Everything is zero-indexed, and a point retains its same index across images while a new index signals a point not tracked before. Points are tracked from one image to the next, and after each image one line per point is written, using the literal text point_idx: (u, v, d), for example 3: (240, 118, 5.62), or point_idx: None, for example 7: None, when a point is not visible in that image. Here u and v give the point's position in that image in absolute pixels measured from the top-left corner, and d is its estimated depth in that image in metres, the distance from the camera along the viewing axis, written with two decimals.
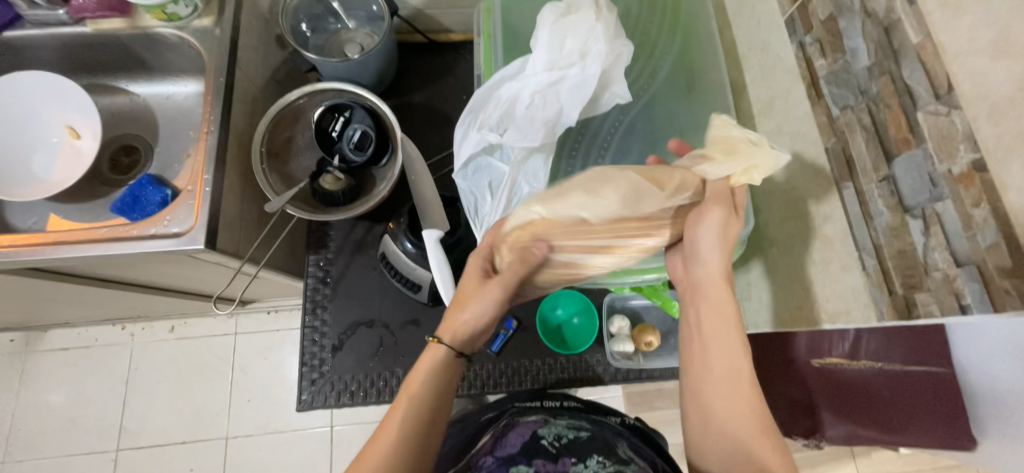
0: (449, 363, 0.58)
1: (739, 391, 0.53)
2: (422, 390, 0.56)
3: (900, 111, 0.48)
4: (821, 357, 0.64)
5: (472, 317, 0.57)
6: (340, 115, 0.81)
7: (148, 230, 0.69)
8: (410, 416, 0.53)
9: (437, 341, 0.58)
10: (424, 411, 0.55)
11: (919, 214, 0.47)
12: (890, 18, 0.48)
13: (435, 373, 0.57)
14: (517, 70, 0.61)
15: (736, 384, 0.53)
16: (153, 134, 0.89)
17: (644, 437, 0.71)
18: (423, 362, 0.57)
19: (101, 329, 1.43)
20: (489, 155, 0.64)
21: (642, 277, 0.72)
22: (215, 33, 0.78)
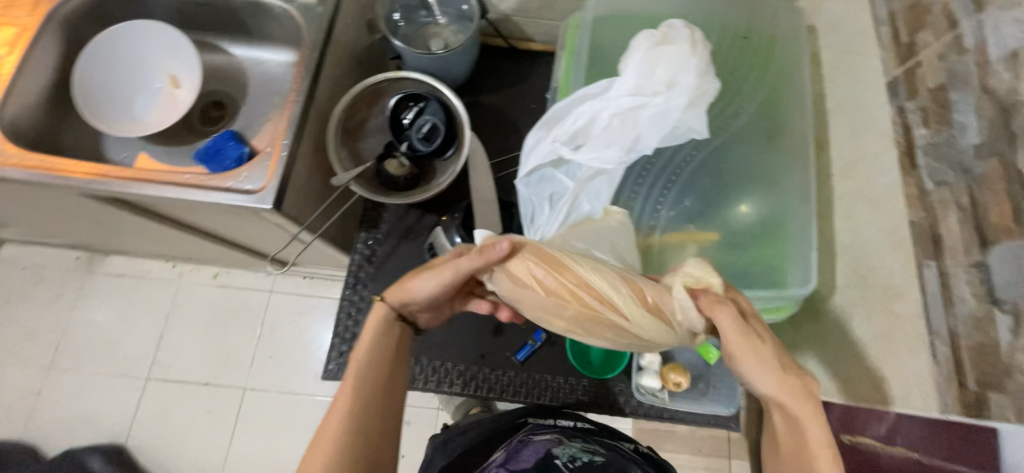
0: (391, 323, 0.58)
1: None
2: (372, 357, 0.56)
3: (1006, 197, 0.45)
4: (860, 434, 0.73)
5: (425, 290, 0.56)
6: (415, 104, 0.83)
7: (224, 183, 0.74)
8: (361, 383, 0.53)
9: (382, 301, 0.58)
10: (377, 369, 0.55)
11: (1010, 309, 0.44)
12: (1012, 99, 0.45)
13: (379, 343, 0.57)
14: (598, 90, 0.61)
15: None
16: (242, 94, 0.95)
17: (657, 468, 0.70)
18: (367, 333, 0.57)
19: (155, 263, 1.53)
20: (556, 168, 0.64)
21: None
22: (316, 11, 0.82)
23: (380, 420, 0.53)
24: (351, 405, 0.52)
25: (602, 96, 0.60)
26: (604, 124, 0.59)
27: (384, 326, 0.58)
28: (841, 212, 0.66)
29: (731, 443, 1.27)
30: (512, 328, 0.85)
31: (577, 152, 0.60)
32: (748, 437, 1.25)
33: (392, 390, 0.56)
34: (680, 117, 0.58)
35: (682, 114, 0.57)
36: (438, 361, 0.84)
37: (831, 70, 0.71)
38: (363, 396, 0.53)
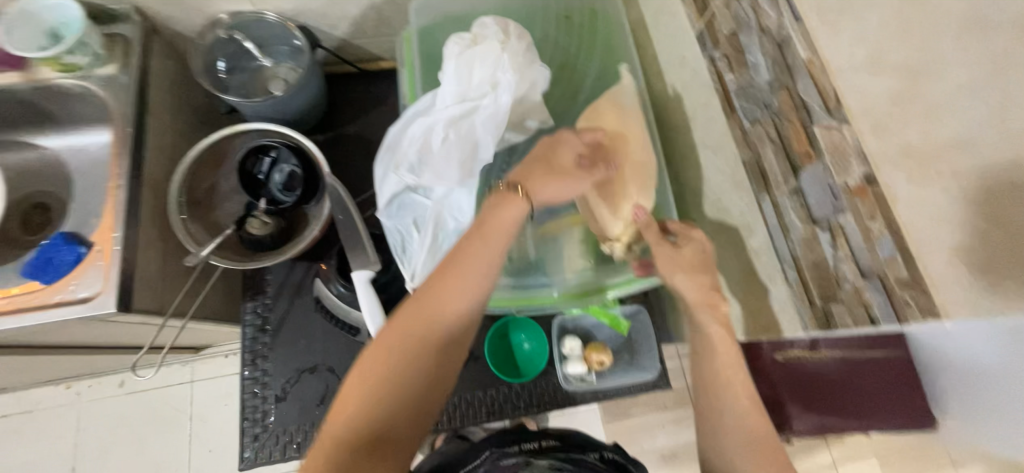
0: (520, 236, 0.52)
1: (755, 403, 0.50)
2: (437, 313, 0.47)
3: (800, 125, 0.48)
4: None
5: (571, 189, 0.55)
6: (265, 156, 0.78)
7: (52, 297, 0.65)
8: (439, 321, 0.47)
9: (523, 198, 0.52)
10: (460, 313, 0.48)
11: (826, 226, 0.47)
12: (781, 34, 0.48)
13: (459, 296, 0.47)
14: (428, 105, 0.61)
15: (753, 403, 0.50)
16: (68, 188, 0.84)
17: None
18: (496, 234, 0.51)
19: (43, 391, 1.34)
20: (413, 192, 0.63)
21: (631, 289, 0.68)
22: (120, 81, 0.74)
23: (418, 386, 0.45)
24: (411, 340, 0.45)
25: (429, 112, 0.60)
26: (436, 138, 0.59)
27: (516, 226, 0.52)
28: (695, 163, 0.70)
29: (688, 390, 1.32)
30: None
31: (422, 175, 0.59)
32: None
33: (448, 358, 0.47)
34: (511, 113, 0.59)
35: (513, 110, 0.59)
36: None
37: (655, 31, 0.74)
38: (407, 353, 0.45)
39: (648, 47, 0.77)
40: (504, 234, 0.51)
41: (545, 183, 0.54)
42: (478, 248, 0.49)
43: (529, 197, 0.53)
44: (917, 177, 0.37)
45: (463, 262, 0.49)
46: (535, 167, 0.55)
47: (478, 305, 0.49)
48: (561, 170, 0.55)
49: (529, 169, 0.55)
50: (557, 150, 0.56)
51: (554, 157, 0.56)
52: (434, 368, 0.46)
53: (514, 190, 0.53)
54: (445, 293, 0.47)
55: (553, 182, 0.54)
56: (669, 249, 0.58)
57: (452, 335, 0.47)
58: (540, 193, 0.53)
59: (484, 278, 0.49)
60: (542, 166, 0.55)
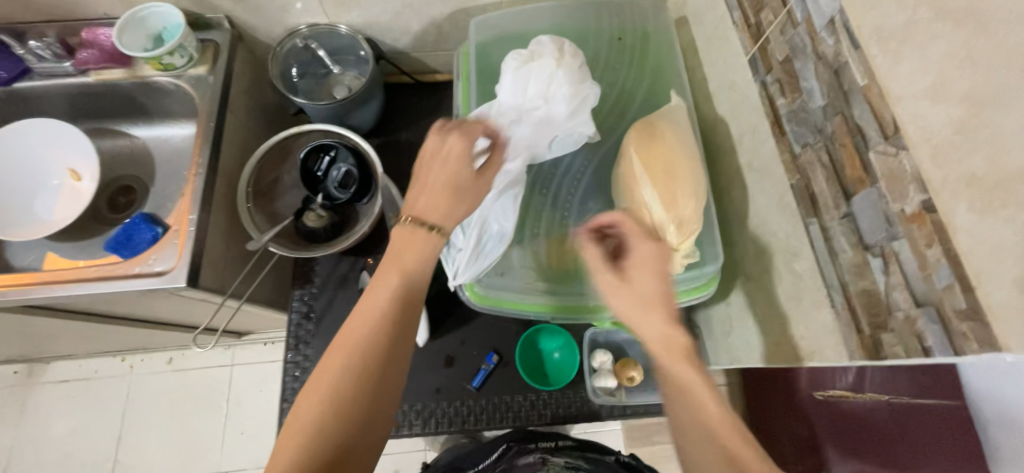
0: (417, 256, 0.52)
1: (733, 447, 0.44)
2: (352, 351, 0.47)
3: (855, 150, 0.48)
4: (825, 391, 0.86)
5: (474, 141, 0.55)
6: (324, 154, 0.83)
7: (132, 270, 0.72)
8: (353, 360, 0.47)
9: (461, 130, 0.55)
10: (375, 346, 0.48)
11: (878, 252, 0.47)
12: (838, 61, 0.48)
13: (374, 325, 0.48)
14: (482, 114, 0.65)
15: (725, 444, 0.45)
16: (152, 174, 0.93)
17: None
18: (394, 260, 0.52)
19: (102, 361, 1.45)
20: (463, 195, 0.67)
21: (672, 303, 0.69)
22: (208, 81, 0.82)
23: (351, 425, 0.45)
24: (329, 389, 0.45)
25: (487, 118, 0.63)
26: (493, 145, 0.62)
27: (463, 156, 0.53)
28: (739, 185, 0.70)
29: None
30: (463, 356, 0.84)
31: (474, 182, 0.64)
32: None
33: (382, 384, 0.48)
34: (563, 125, 0.62)
35: (566, 122, 0.62)
36: None
37: (706, 55, 0.76)
38: (332, 399, 0.45)
39: (697, 70, 0.78)
40: (398, 265, 0.51)
41: (450, 212, 0.53)
42: (388, 281, 0.50)
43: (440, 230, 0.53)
44: (979, 205, 0.36)
45: (372, 300, 0.50)
46: (436, 194, 0.53)
47: (384, 354, 0.48)
48: (463, 190, 0.53)
49: (426, 193, 0.53)
50: (456, 172, 0.53)
51: (462, 177, 0.53)
52: (348, 429, 0.45)
53: (418, 224, 0.53)
54: (361, 327, 0.48)
55: (451, 209, 0.53)
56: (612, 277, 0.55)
57: (376, 380, 0.47)
58: (447, 220, 0.53)
59: (399, 300, 0.50)
60: (444, 188, 0.53)
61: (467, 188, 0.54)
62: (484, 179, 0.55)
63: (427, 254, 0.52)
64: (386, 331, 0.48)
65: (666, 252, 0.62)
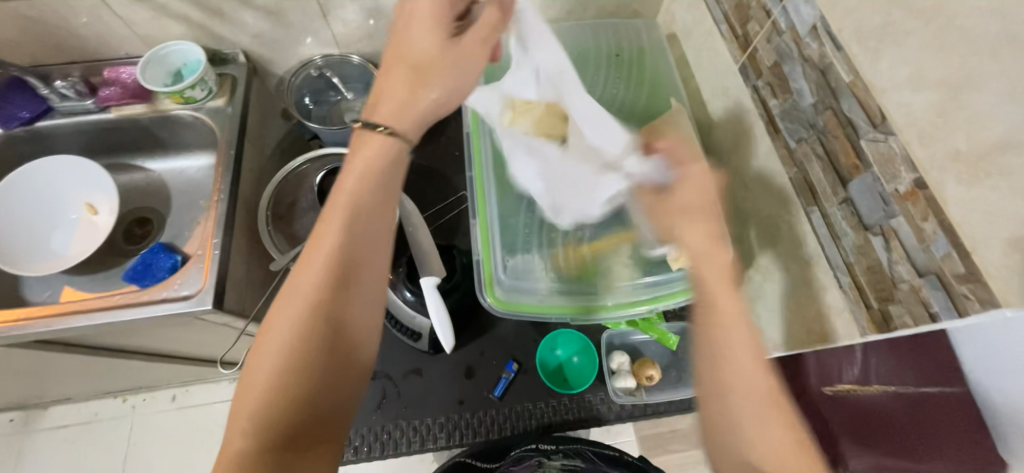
0: (360, 178, 0.49)
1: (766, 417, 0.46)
2: (310, 285, 0.46)
3: (847, 140, 0.53)
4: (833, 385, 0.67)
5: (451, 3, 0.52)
6: (340, 177, 0.86)
7: (159, 294, 0.73)
8: (302, 309, 0.45)
9: None
10: (322, 288, 0.46)
11: (878, 231, 0.51)
12: (824, 62, 0.54)
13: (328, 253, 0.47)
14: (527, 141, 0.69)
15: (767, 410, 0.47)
16: (167, 205, 0.95)
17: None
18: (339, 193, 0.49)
19: (103, 402, 1.41)
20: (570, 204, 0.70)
21: (682, 299, 0.73)
22: (226, 112, 0.86)
23: (317, 357, 0.45)
24: (280, 343, 0.44)
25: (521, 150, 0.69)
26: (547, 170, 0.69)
27: (430, 23, 0.51)
28: (739, 184, 0.75)
29: None
30: (484, 366, 0.85)
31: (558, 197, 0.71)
32: None
33: (348, 314, 0.48)
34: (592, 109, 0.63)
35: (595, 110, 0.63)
36: (416, 419, 0.82)
37: (697, 67, 0.82)
38: (293, 336, 0.44)
39: (690, 81, 0.84)
40: (346, 189, 0.49)
41: (409, 101, 0.51)
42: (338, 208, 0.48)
43: (391, 130, 0.50)
44: (966, 178, 0.41)
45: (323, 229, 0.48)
46: (400, 78, 0.51)
47: (332, 295, 0.47)
48: (424, 71, 0.51)
49: (394, 77, 0.52)
50: (416, 48, 0.51)
51: (423, 56, 0.51)
52: (307, 377, 0.44)
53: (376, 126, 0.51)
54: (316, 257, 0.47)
55: (414, 98, 0.51)
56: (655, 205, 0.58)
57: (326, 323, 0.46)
58: (402, 125, 0.51)
59: (353, 225, 0.48)
60: (406, 77, 0.51)
61: (429, 64, 0.51)
62: (457, 55, 0.51)
63: (368, 168, 0.49)
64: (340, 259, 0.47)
65: (681, 247, 0.66)
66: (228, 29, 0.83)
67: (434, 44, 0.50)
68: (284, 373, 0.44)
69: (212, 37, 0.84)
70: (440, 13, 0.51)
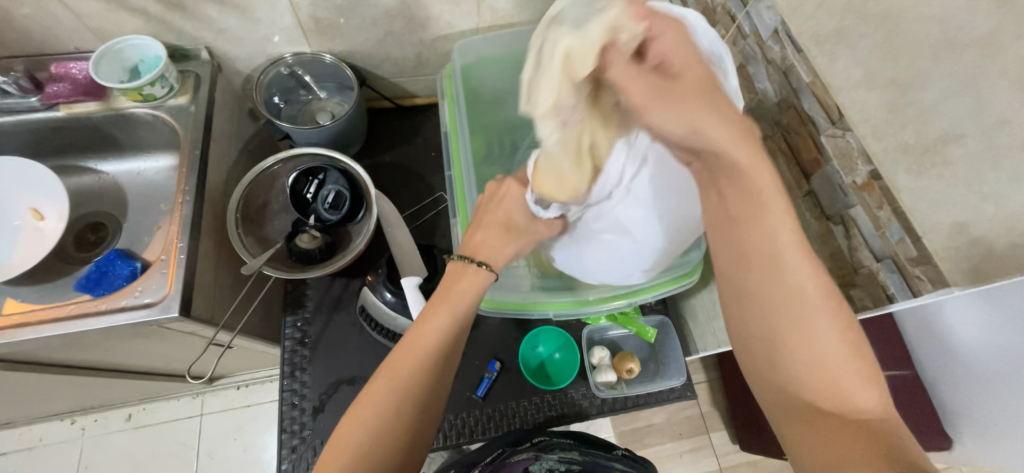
0: (472, 291, 0.59)
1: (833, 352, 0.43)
2: (417, 360, 0.52)
3: (809, 136, 0.56)
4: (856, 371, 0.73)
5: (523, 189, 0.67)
6: (314, 178, 0.83)
7: (118, 303, 0.69)
8: (412, 377, 0.51)
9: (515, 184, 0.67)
10: (428, 366, 0.53)
11: (839, 220, 0.54)
12: (786, 63, 0.57)
13: (431, 347, 0.53)
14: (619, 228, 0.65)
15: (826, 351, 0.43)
16: (124, 210, 0.89)
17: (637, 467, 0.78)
18: (453, 297, 0.58)
19: (47, 426, 1.30)
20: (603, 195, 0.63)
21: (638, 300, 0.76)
22: (189, 110, 0.82)
23: (410, 422, 0.50)
24: (385, 399, 0.50)
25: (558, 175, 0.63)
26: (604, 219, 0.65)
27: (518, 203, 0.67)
28: None
29: (704, 418, 1.32)
30: (466, 367, 0.85)
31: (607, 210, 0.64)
32: (716, 405, 1.32)
33: (439, 394, 0.54)
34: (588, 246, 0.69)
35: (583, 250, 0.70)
36: None
37: None
38: (398, 397, 0.50)
39: None
40: (458, 291, 0.58)
41: (501, 249, 0.64)
42: (445, 307, 0.56)
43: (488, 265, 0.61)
44: (915, 168, 0.44)
45: (431, 324, 0.55)
46: (493, 233, 0.65)
47: (435, 377, 0.53)
48: (517, 233, 0.66)
49: (491, 232, 0.65)
50: (513, 215, 0.66)
51: (518, 219, 0.67)
52: (401, 439, 0.49)
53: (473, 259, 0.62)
54: (415, 353, 0.53)
55: (504, 247, 0.65)
56: (498, 233, 0.65)
57: (426, 398, 0.52)
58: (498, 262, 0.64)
59: (456, 323, 0.56)
60: (502, 233, 0.65)
61: (518, 229, 0.66)
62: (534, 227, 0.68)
63: (475, 285, 0.60)
64: (441, 355, 0.54)
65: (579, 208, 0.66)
66: (190, 23, 0.79)
67: (528, 212, 0.67)
68: (383, 427, 0.49)
69: (172, 32, 0.80)
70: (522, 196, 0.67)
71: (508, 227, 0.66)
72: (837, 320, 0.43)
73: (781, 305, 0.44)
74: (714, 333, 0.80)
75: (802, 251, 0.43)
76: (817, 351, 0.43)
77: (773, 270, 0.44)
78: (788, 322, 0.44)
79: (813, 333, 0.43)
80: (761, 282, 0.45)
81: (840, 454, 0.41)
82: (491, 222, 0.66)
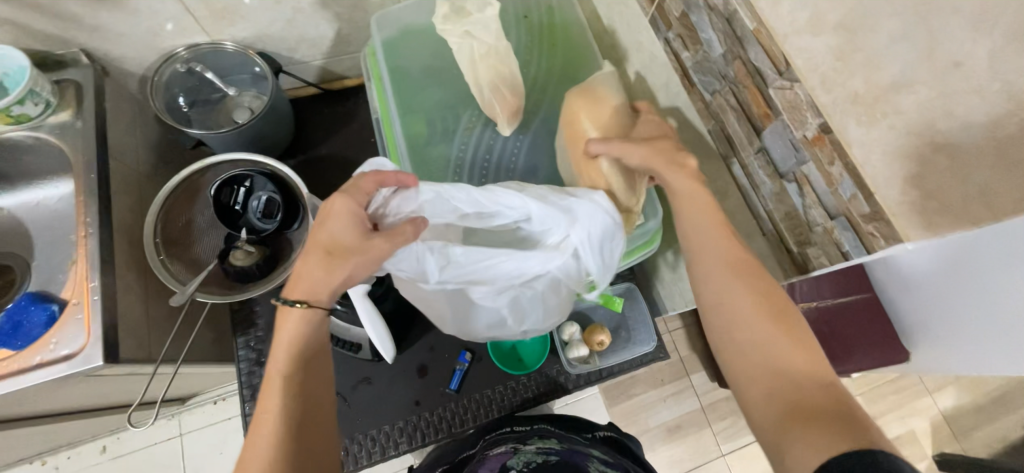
0: (310, 329, 0.52)
1: (768, 316, 0.49)
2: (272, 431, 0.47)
3: (757, 89, 0.52)
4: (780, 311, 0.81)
5: (354, 201, 0.53)
6: (240, 186, 0.76)
7: (33, 359, 0.62)
8: (276, 447, 0.46)
9: (344, 195, 0.53)
10: (289, 431, 0.47)
11: (792, 178, 0.52)
12: (728, 10, 0.51)
13: (270, 443, 0.46)
14: (517, 268, 0.59)
15: (766, 313, 0.49)
16: (30, 247, 0.80)
17: (615, 444, 0.77)
18: (284, 342, 0.51)
19: (16, 471, 1.24)
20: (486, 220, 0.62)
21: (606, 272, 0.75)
22: (75, 127, 0.71)
23: None
24: None
25: (420, 196, 0.59)
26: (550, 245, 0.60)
27: (348, 220, 0.53)
28: None
29: (683, 363, 1.36)
30: (436, 362, 0.82)
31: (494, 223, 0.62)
32: (693, 350, 1.35)
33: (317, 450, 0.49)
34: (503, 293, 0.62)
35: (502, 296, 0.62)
36: (372, 428, 0.79)
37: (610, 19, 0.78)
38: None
39: (606, 36, 0.80)
40: (284, 370, 0.50)
41: (316, 282, 0.51)
42: (280, 363, 0.50)
43: (309, 304, 0.51)
44: (865, 120, 0.41)
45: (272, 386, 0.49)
46: (312, 262, 0.51)
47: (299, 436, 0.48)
48: (343, 255, 0.51)
49: (309, 262, 0.51)
50: (337, 236, 0.52)
51: (345, 239, 0.52)
52: None
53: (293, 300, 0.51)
54: (263, 436, 0.47)
55: (328, 278, 0.51)
56: (318, 260, 0.51)
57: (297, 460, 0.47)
58: (322, 298, 0.51)
59: (297, 401, 0.49)
60: (319, 260, 0.51)
61: (349, 251, 0.51)
62: (371, 244, 0.52)
63: (307, 324, 0.51)
64: (290, 440, 0.47)
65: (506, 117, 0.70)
66: (52, 24, 0.67)
67: (356, 229, 0.52)
68: None
69: (33, 36, 0.68)
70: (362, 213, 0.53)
71: (329, 249, 0.51)
72: (752, 289, 0.51)
73: (703, 280, 0.54)
74: (681, 293, 0.80)
75: (724, 236, 0.54)
76: (747, 320, 0.50)
77: (700, 245, 0.55)
78: (724, 288, 0.52)
79: (734, 305, 0.51)
80: (698, 263, 0.55)
81: (805, 427, 0.42)
82: (312, 244, 0.52)
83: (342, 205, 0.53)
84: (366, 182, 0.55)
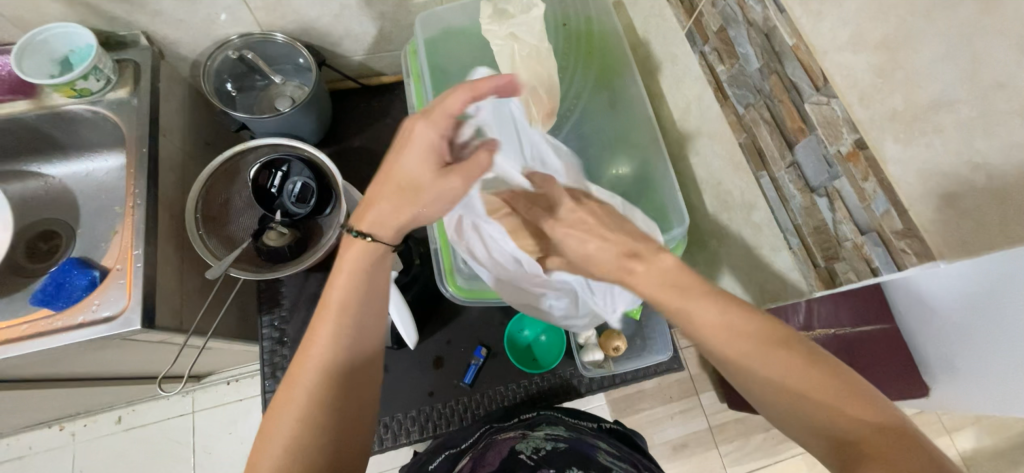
0: (372, 260, 0.51)
1: (812, 384, 0.39)
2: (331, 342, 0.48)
3: (792, 104, 0.53)
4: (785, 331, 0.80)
5: (433, 126, 0.50)
6: (277, 170, 0.79)
7: (76, 318, 0.65)
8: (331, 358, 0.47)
9: (425, 121, 0.50)
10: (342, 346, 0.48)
11: (823, 193, 0.51)
12: (768, 25, 0.53)
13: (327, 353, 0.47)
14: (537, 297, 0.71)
15: (812, 382, 0.39)
16: (75, 215, 0.84)
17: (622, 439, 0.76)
18: (346, 264, 0.50)
19: (35, 434, 1.28)
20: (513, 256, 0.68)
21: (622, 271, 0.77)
22: (131, 104, 0.75)
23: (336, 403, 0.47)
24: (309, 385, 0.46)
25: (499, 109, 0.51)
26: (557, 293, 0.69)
27: (424, 149, 0.50)
28: (693, 150, 0.75)
29: (693, 381, 1.34)
30: (451, 356, 0.83)
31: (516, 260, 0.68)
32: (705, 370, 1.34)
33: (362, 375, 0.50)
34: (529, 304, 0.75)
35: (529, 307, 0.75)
36: (386, 415, 0.80)
37: (646, 31, 0.80)
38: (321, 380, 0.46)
39: (641, 48, 0.83)
40: (320, 353, 0.47)
41: (379, 214, 0.51)
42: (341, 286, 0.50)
43: (374, 238, 0.51)
44: (903, 137, 0.42)
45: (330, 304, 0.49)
46: (384, 193, 0.51)
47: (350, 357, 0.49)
48: (410, 190, 0.50)
49: (382, 191, 0.51)
50: (410, 168, 0.51)
51: (413, 170, 0.50)
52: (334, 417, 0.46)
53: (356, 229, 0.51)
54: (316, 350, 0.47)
55: (396, 215, 0.51)
56: (390, 190, 0.51)
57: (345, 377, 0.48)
58: (385, 233, 0.51)
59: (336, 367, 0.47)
60: (392, 190, 0.51)
61: (419, 187, 0.50)
62: (442, 184, 0.50)
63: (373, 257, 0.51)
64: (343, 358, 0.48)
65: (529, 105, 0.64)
66: (119, 6, 0.71)
67: (430, 162, 0.50)
68: (313, 412, 0.45)
69: (101, 17, 0.73)
70: (443, 144, 0.51)
71: (399, 181, 0.51)
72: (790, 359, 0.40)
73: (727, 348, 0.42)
74: None
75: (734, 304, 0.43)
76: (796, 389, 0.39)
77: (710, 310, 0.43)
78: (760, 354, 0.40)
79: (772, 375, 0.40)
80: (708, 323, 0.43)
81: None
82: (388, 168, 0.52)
83: (421, 134, 0.50)
84: (455, 100, 0.49)
